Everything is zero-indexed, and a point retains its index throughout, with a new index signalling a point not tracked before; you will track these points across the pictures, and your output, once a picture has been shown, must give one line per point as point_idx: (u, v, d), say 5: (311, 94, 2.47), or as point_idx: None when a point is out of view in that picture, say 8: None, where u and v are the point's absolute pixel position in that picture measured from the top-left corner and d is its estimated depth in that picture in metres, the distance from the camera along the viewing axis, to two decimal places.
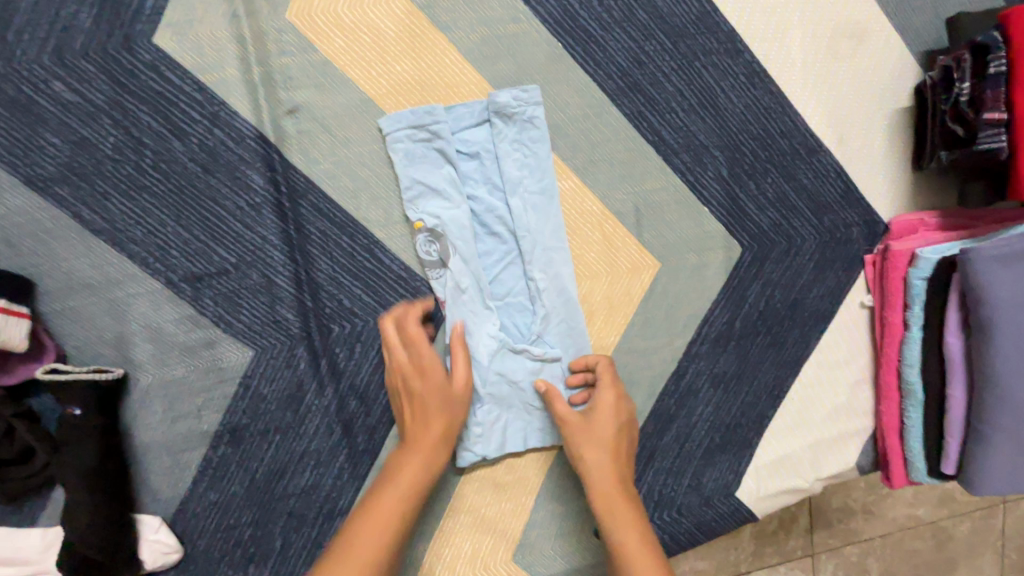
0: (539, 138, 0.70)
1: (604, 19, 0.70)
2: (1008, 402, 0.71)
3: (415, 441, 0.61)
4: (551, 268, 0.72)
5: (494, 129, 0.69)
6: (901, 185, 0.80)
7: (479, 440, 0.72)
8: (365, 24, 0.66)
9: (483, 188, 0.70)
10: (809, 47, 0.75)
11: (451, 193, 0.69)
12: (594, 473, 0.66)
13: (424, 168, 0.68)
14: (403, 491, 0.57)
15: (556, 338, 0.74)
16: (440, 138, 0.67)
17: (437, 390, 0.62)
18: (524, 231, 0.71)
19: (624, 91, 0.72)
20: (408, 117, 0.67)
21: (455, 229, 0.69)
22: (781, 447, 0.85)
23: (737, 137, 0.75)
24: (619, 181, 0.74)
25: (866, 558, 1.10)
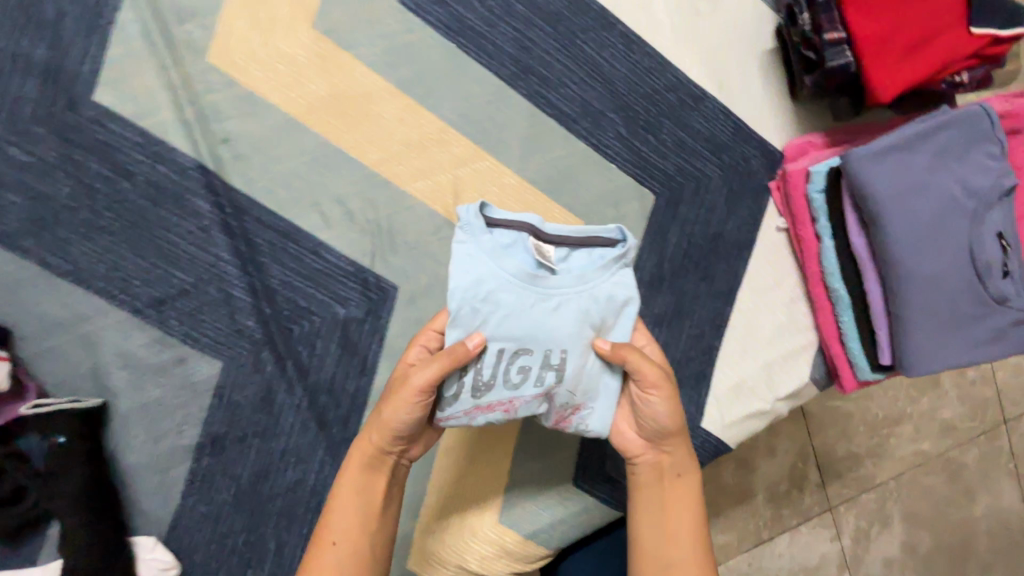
0: (625, 302, 0.61)
1: (487, 16, 0.79)
2: (937, 291, 0.77)
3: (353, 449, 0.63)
4: (597, 411, 0.64)
5: (587, 257, 0.60)
6: (785, 116, 0.89)
7: (523, 374, 0.58)
8: (278, 55, 0.75)
9: (562, 312, 0.57)
10: (672, 10, 0.85)
11: (515, 312, 0.55)
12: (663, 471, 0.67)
13: (479, 270, 0.55)
14: (351, 517, 0.61)
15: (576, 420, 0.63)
16: (516, 269, 0.55)
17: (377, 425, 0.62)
18: (568, 376, 0.59)
19: (519, 75, 0.81)
20: (489, 246, 0.55)
21: (506, 351, 0.57)
22: (735, 374, 0.90)
23: (627, 99, 0.84)
24: (530, 155, 0.82)
25: (885, 500, 1.22)
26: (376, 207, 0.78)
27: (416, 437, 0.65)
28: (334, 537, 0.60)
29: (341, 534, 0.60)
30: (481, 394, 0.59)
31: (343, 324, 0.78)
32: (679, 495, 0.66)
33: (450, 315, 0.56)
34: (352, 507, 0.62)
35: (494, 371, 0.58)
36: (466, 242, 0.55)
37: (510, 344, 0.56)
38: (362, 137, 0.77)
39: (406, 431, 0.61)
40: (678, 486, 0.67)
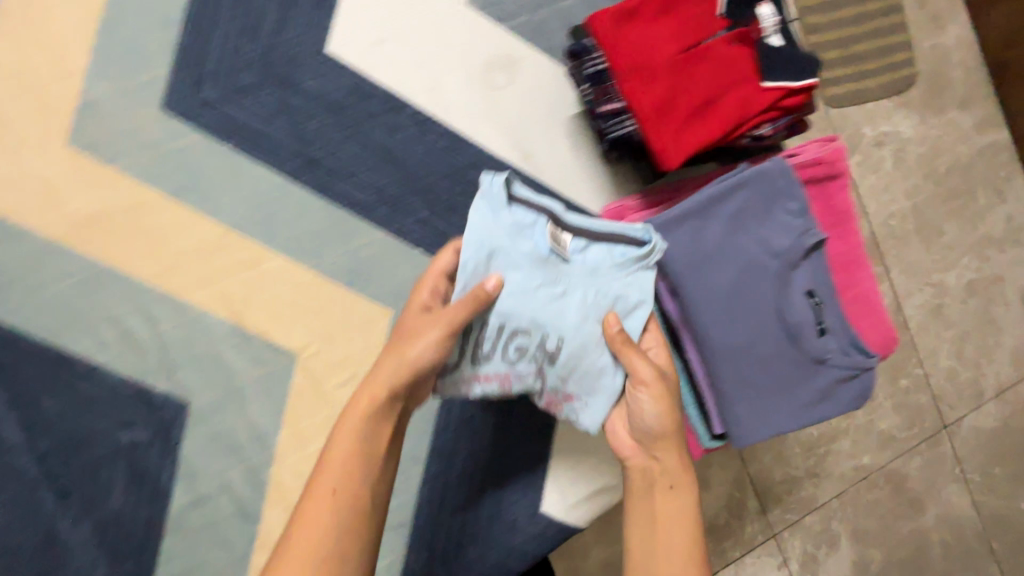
0: (638, 301, 0.66)
1: (262, 114, 0.76)
2: (744, 359, 0.75)
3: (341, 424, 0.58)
4: (592, 406, 0.67)
5: (603, 251, 0.65)
6: (600, 179, 0.87)
7: (515, 352, 0.64)
8: (31, 177, 0.71)
9: (571, 294, 0.63)
10: (465, 86, 0.82)
11: (528, 287, 0.62)
12: (650, 491, 0.63)
13: (498, 239, 0.61)
14: (329, 491, 0.55)
15: (551, 395, 0.68)
16: (530, 250, 0.62)
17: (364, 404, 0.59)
18: (565, 358, 0.64)
19: (303, 169, 0.78)
20: (508, 239, 0.61)
21: (508, 329, 0.63)
22: (573, 453, 0.87)
23: (426, 180, 0.81)
24: (326, 249, 0.78)
25: (829, 521, 1.17)
26: (156, 322, 0.74)
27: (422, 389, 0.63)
28: (298, 535, 0.53)
29: (313, 515, 0.54)
30: (479, 364, 0.64)
31: (132, 450, 0.73)
32: (677, 525, 0.61)
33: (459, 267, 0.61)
34: (331, 490, 0.55)
35: (492, 344, 0.64)
36: (511, 212, 0.62)
37: (509, 322, 0.62)
38: (133, 251, 0.73)
39: (410, 376, 0.59)
40: (674, 512, 0.61)
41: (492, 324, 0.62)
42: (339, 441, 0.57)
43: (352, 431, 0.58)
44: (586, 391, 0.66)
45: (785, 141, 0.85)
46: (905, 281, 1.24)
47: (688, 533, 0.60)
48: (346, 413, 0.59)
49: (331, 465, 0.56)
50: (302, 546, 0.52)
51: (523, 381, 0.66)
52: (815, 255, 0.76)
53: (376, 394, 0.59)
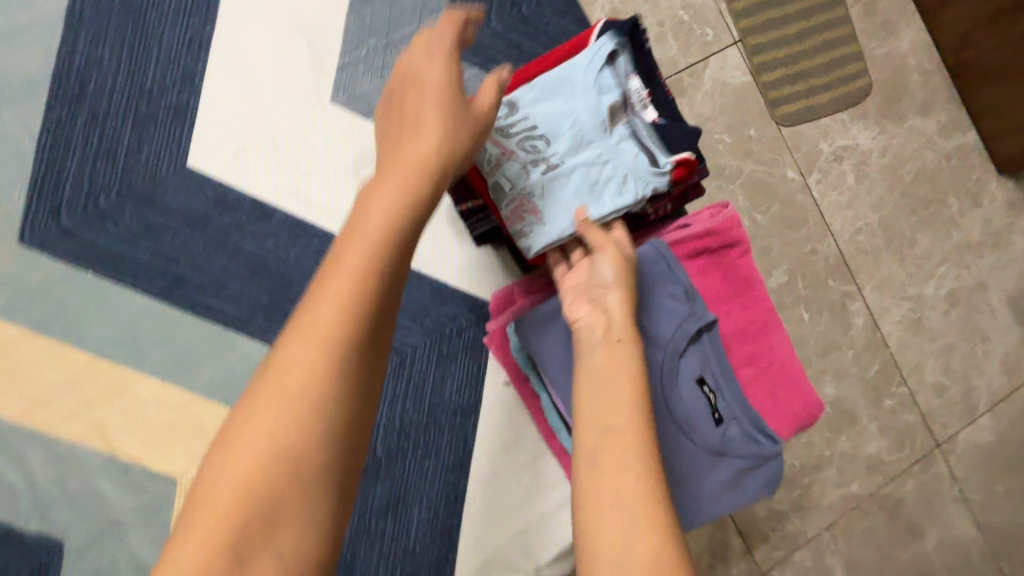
0: (628, 199, 0.69)
1: (124, 236, 0.75)
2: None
3: (305, 317, 0.41)
4: (539, 231, 0.70)
5: (611, 146, 0.70)
6: (487, 264, 0.84)
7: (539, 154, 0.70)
8: None
9: (587, 153, 0.69)
10: (337, 185, 0.80)
11: (575, 146, 0.69)
12: (624, 393, 0.57)
13: (578, 78, 0.69)
14: (277, 407, 0.39)
15: (508, 208, 0.70)
16: (597, 129, 0.69)
17: (358, 260, 0.42)
18: (538, 197, 0.69)
19: (172, 288, 0.76)
20: (577, 110, 0.69)
21: (538, 139, 0.69)
22: (484, 551, 0.81)
23: (302, 286, 0.79)
24: (200, 367, 0.76)
25: (823, 557, 1.01)
26: (24, 462, 0.72)
27: (390, 277, 0.43)
28: (213, 470, 0.38)
29: (249, 440, 0.39)
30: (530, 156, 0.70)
31: None
32: (618, 416, 0.55)
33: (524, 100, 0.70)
34: (290, 394, 0.39)
35: (535, 140, 0.69)
36: (572, 84, 0.70)
37: (579, 161, 0.69)
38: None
39: (382, 241, 0.43)
40: (618, 398, 0.57)
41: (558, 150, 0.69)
42: (265, 400, 0.39)
43: (312, 330, 0.40)
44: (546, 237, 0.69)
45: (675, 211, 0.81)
46: (877, 297, 1.05)
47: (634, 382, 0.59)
48: (336, 259, 0.42)
49: (281, 371, 0.40)
50: (244, 442, 0.39)
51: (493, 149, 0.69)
52: (704, 338, 0.72)
53: (344, 285, 0.41)
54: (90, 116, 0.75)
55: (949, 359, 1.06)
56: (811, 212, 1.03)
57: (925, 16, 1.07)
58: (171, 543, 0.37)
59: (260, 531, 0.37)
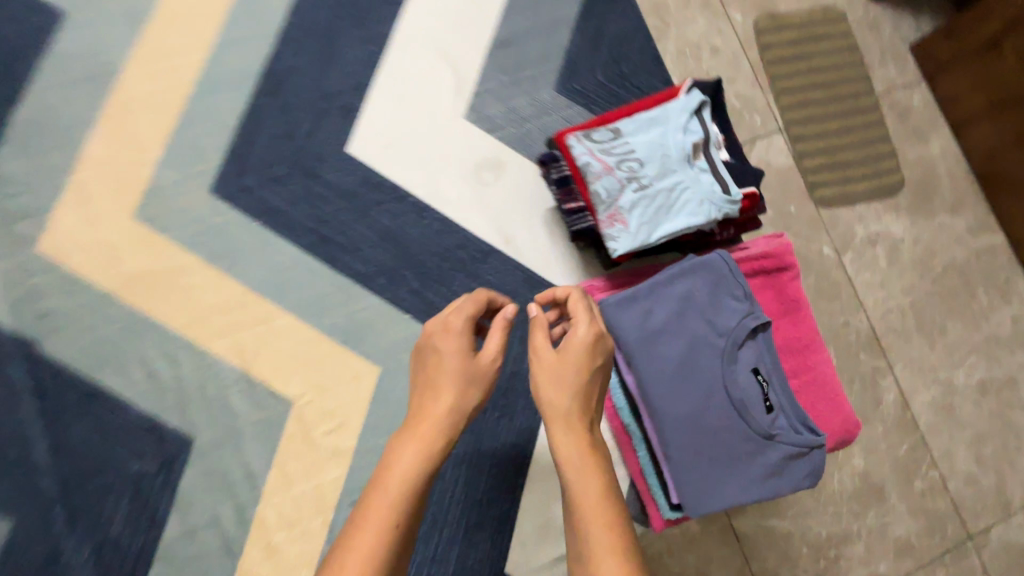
0: (699, 216, 0.85)
1: (290, 198, 0.93)
2: (693, 434, 0.81)
3: (418, 426, 0.65)
4: (625, 237, 0.84)
5: (689, 174, 0.87)
6: (572, 263, 0.98)
7: (635, 175, 0.85)
8: (98, 242, 0.88)
9: (673, 181, 0.86)
10: (459, 182, 0.98)
11: (664, 172, 0.86)
12: (583, 493, 0.63)
13: (666, 125, 0.88)
14: (391, 499, 0.60)
15: (604, 213, 0.85)
16: (679, 162, 0.86)
17: (453, 368, 0.68)
18: (629, 209, 0.84)
19: (317, 243, 0.93)
20: (665, 146, 0.86)
21: (633, 158, 0.86)
22: (543, 511, 0.92)
23: (419, 257, 0.94)
24: (328, 311, 0.91)
25: None
26: (178, 365, 0.86)
27: (466, 390, 0.68)
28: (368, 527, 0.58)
29: (365, 541, 0.57)
30: (626, 171, 0.85)
31: (139, 478, 0.83)
32: (586, 483, 0.64)
33: (624, 130, 0.88)
34: (393, 504, 0.59)
35: (630, 163, 0.85)
36: (661, 128, 0.88)
37: (664, 185, 0.85)
38: (168, 305, 0.88)
39: (455, 380, 0.67)
40: (585, 479, 0.64)
41: (648, 175, 0.85)
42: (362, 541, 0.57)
43: (428, 430, 0.65)
44: (630, 241, 0.84)
45: (739, 236, 0.96)
46: (907, 365, 1.15)
47: (594, 481, 0.64)
48: (424, 408, 0.67)
49: (389, 478, 0.61)
50: (361, 539, 0.57)
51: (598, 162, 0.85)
52: (759, 337, 0.84)
53: (438, 412, 0.66)
54: (282, 106, 0.96)
55: (980, 448, 1.14)
56: (845, 286, 1.16)
57: (956, 132, 1.24)
58: None
59: None
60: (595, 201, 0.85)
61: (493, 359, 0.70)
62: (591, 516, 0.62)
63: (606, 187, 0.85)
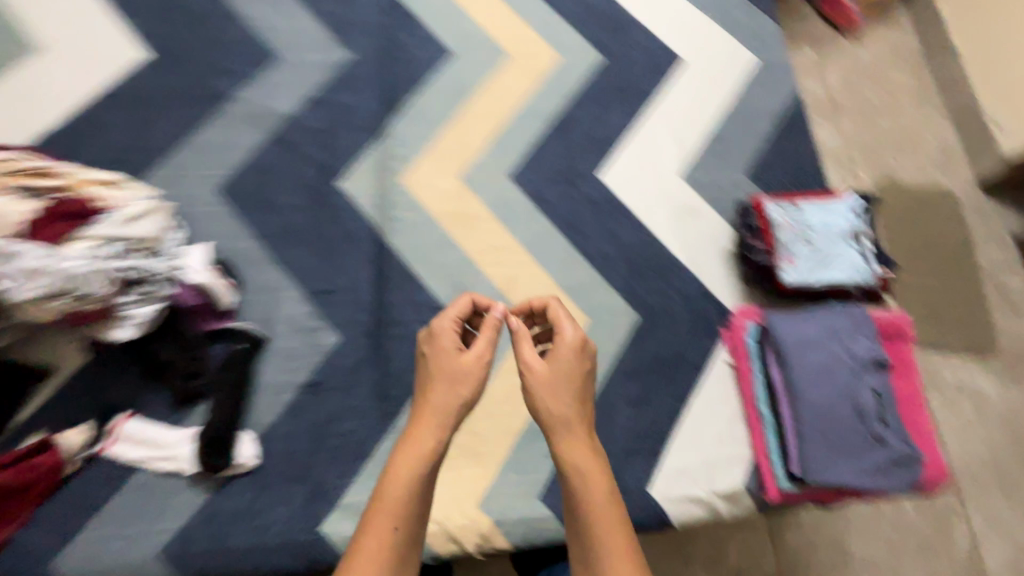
0: (847, 277, 1.23)
1: (557, 195, 1.38)
2: (822, 421, 1.11)
3: (419, 420, 0.88)
4: (794, 274, 1.23)
5: (847, 248, 1.25)
6: (737, 290, 1.33)
7: (810, 236, 1.24)
8: (437, 186, 1.35)
9: (834, 249, 1.24)
10: (668, 214, 1.39)
11: (831, 241, 1.24)
12: (592, 488, 0.80)
13: (838, 211, 1.27)
14: (403, 481, 0.82)
15: (782, 254, 1.24)
16: (842, 238, 1.25)
17: (449, 365, 0.91)
18: (800, 257, 1.24)
19: (567, 227, 1.35)
20: (835, 224, 1.25)
21: (811, 225, 1.25)
22: (681, 460, 1.17)
23: (632, 255, 1.34)
24: (564, 272, 1.31)
25: None
26: (463, 275, 1.28)
27: (471, 389, 0.90)
28: (386, 496, 0.81)
29: (380, 519, 0.79)
30: (804, 232, 1.25)
31: None
32: (596, 484, 0.81)
33: (808, 206, 1.28)
34: (396, 490, 0.81)
35: (809, 228, 1.25)
36: (834, 212, 1.27)
37: (828, 249, 1.24)
38: (466, 236, 1.31)
39: (450, 380, 0.90)
40: (591, 484, 0.81)
41: (819, 239, 1.24)
42: (375, 523, 0.78)
43: (439, 419, 0.87)
44: (796, 278, 1.23)
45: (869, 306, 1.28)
46: (971, 477, 1.40)
47: (604, 486, 0.81)
48: (425, 403, 0.89)
49: (393, 475, 0.82)
50: (389, 502, 0.80)
51: (786, 221, 1.26)
52: (880, 372, 1.16)
53: (442, 407, 0.88)
54: (565, 139, 1.44)
55: None
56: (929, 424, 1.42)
57: None
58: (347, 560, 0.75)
59: (408, 541, 0.80)
60: (778, 245, 1.25)
61: (480, 356, 0.92)
62: (595, 508, 0.79)
63: (788, 238, 1.25)
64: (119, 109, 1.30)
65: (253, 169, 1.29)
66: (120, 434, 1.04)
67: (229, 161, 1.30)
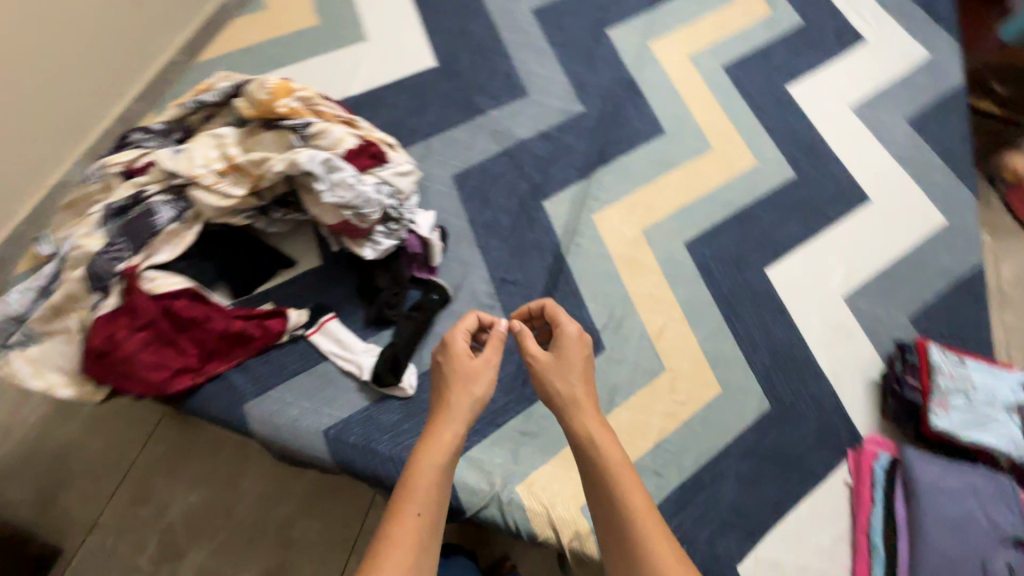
0: (1003, 444, 1.22)
1: (722, 273, 1.51)
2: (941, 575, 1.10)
3: (442, 420, 0.92)
4: (944, 421, 1.25)
5: (1008, 417, 1.24)
6: (873, 418, 1.35)
7: (970, 391, 1.26)
8: (620, 230, 1.53)
9: (994, 413, 1.24)
10: (822, 325, 1.45)
11: (992, 404, 1.25)
12: (612, 459, 0.86)
13: (1005, 380, 1.28)
14: (428, 477, 0.84)
15: (935, 398, 1.27)
16: (1004, 405, 1.25)
17: (474, 368, 0.98)
18: (955, 407, 1.25)
19: (723, 303, 1.46)
20: (1000, 390, 1.26)
21: (973, 382, 1.27)
22: (776, 554, 1.19)
23: (776, 349, 1.41)
24: (710, 340, 1.41)
25: None
26: (621, 308, 1.42)
27: (484, 386, 0.97)
28: (412, 484, 0.83)
29: (410, 510, 0.80)
30: (964, 385, 1.27)
31: None
32: (613, 452, 0.87)
33: (974, 364, 1.30)
34: (427, 479, 0.84)
35: (970, 383, 1.27)
36: (1001, 379, 1.28)
37: (988, 411, 1.24)
38: (633, 278, 1.47)
39: (456, 374, 0.98)
40: (608, 452, 0.87)
41: (979, 398, 1.25)
42: (406, 511, 0.80)
43: (459, 421, 0.92)
44: (946, 425, 1.24)
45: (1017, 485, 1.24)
46: None
47: (618, 455, 0.87)
48: (444, 401, 0.95)
49: (421, 465, 0.85)
50: (417, 493, 0.82)
51: (947, 369, 1.29)
52: (1021, 551, 1.11)
53: (470, 404, 0.94)
54: (742, 229, 1.58)
55: None
56: None
57: None
58: (379, 544, 0.76)
59: (431, 539, 0.80)
60: (933, 388, 1.28)
61: (490, 359, 1.01)
62: (616, 474, 0.84)
63: (946, 385, 1.27)
64: (403, 99, 1.67)
65: (482, 171, 1.58)
66: (324, 328, 1.27)
67: (467, 158, 1.60)
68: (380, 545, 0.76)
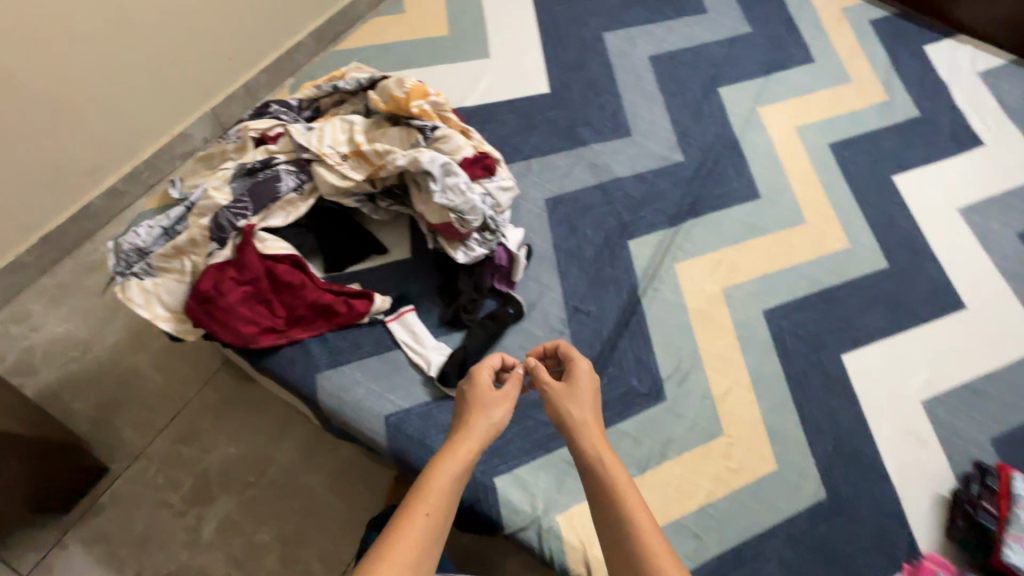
0: None
1: (796, 349, 1.47)
2: None
3: (458, 440, 0.89)
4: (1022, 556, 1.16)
5: None
6: (936, 537, 1.27)
7: None
8: (699, 284, 1.53)
9: None
10: (893, 426, 1.39)
11: None
12: (620, 486, 0.82)
13: None
14: (439, 489, 0.81)
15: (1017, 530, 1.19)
16: None
17: (493, 396, 0.96)
18: None
19: (793, 380, 1.43)
20: None
21: None
22: None
23: (841, 439, 1.36)
24: (773, 414, 1.37)
25: None
26: (688, 362, 1.41)
27: (502, 411, 0.95)
28: (421, 495, 0.80)
29: (418, 520, 0.76)
30: None
31: (631, 388, 1.35)
32: (620, 478, 0.84)
33: None
34: (437, 491, 0.81)
35: None
36: None
37: None
38: (705, 334, 1.46)
39: (475, 398, 0.96)
40: (616, 477, 0.83)
41: None
42: (412, 519, 0.76)
43: (476, 443, 0.89)
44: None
45: None
46: None
47: (624, 479, 0.84)
48: (461, 420, 0.93)
49: (435, 476, 0.83)
50: (422, 502, 0.79)
51: None
52: None
53: (487, 426, 0.92)
54: (824, 309, 1.55)
55: None
56: None
57: None
58: (381, 548, 0.73)
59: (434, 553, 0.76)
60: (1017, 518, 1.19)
61: (511, 390, 0.99)
62: (624, 499, 0.81)
63: None
64: (512, 118, 1.74)
65: (574, 199, 1.62)
66: (402, 318, 1.32)
67: (562, 185, 1.64)
68: (382, 553, 0.73)
